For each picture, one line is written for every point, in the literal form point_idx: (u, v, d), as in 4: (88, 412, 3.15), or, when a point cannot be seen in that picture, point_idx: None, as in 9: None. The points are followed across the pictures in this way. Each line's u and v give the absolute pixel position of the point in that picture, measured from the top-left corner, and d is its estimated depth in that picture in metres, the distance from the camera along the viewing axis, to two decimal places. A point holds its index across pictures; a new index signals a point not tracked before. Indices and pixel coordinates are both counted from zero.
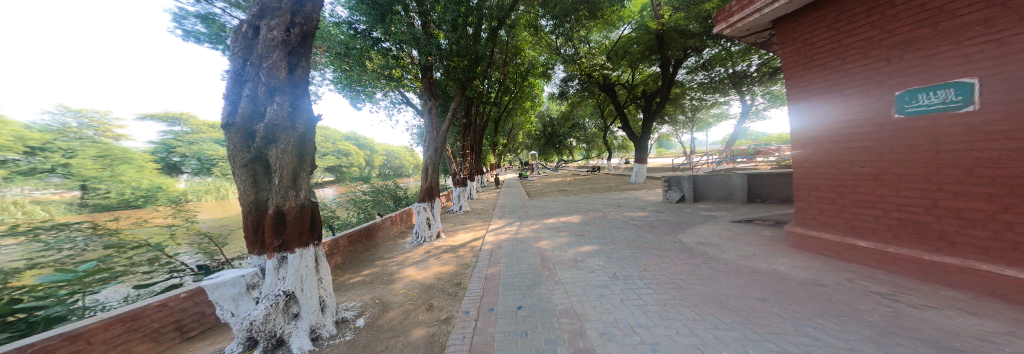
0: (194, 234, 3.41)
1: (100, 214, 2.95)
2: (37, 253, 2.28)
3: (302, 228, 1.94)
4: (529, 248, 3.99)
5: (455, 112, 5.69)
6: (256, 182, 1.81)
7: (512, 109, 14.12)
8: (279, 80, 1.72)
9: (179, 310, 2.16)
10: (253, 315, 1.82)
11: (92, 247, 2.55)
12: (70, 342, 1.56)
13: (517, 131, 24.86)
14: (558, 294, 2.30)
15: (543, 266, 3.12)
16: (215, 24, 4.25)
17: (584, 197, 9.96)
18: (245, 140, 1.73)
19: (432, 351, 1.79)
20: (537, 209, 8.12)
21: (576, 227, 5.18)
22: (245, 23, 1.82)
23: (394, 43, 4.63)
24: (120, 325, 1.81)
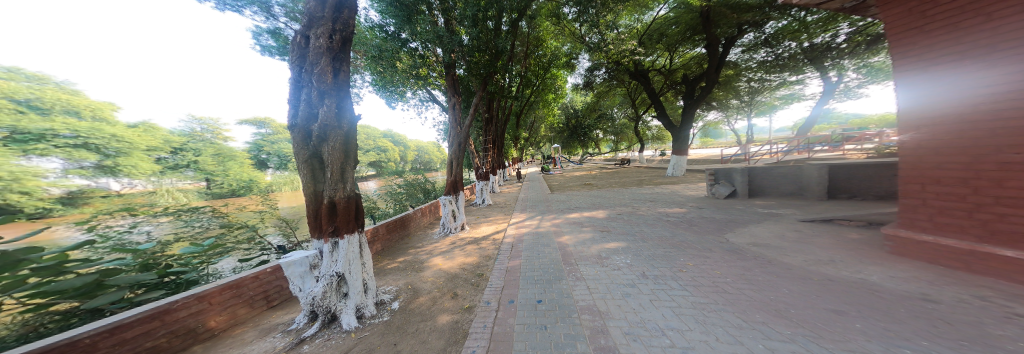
0: (278, 218, 4.13)
1: (217, 200, 3.79)
2: (181, 228, 3.06)
3: (349, 217, 2.24)
4: (552, 244, 3.86)
5: (476, 107, 5.99)
6: (315, 176, 2.14)
7: (535, 102, 14.06)
8: (327, 84, 2.03)
9: (267, 282, 2.69)
10: (315, 291, 2.16)
11: (213, 225, 3.31)
12: (198, 301, 2.09)
13: (539, 124, 24.67)
14: (580, 290, 2.21)
15: (565, 261, 3.02)
16: (281, 37, 5.25)
17: (612, 192, 9.39)
18: (305, 139, 2.09)
19: (456, 337, 1.89)
20: (559, 203, 7.95)
21: (603, 224, 4.90)
22: (299, 35, 2.15)
23: (420, 42, 5.09)
24: (229, 290, 2.33)
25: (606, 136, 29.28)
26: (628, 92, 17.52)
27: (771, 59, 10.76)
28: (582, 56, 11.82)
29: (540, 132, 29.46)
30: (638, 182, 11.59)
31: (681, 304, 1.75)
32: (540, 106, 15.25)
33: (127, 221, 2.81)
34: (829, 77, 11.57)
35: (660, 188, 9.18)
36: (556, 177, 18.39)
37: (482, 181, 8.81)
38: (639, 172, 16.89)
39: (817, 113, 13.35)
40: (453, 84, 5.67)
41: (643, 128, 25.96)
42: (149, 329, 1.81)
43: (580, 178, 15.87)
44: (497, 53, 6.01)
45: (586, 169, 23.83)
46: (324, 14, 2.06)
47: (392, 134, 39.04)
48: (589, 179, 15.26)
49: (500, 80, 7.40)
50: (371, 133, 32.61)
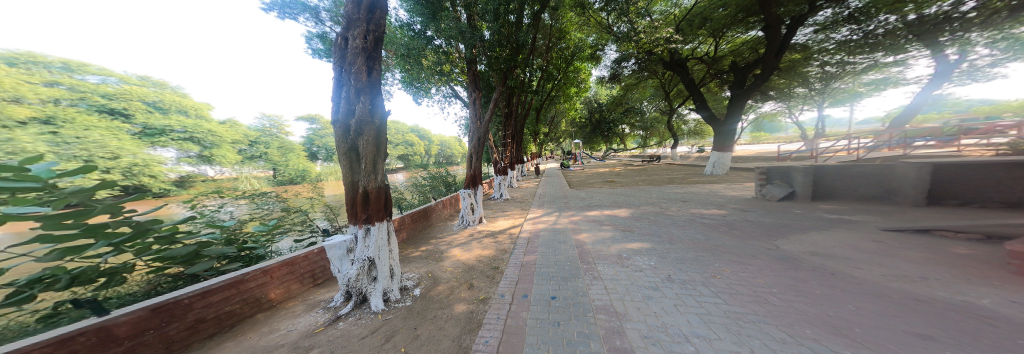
0: (325, 204, 4.67)
1: (280, 187, 4.43)
2: (255, 210, 3.64)
3: (380, 205, 2.45)
4: (573, 243, 3.95)
5: (496, 101, 6.15)
6: (353, 167, 2.38)
7: (557, 96, 13.75)
8: (363, 82, 2.25)
9: (314, 261, 3.06)
10: (351, 273, 2.40)
11: (276, 209, 3.87)
12: (263, 274, 2.47)
13: (560, 119, 24.07)
14: (597, 289, 2.40)
15: (582, 261, 3.20)
16: (327, 40, 6.01)
17: (637, 190, 8.81)
18: (345, 134, 2.34)
19: (472, 325, 2.05)
20: (578, 200, 7.76)
21: (626, 224, 4.64)
22: (340, 38, 2.41)
23: (443, 38, 5.41)
24: (285, 266, 2.71)
25: (634, 131, 27.52)
26: (661, 84, 16.16)
27: (855, 38, 8.97)
28: (610, 47, 11.23)
29: (563, 128, 28.72)
30: (668, 180, 10.71)
31: (709, 311, 1.80)
32: (561, 101, 14.94)
33: (218, 201, 3.43)
34: (944, 55, 9.18)
35: (695, 187, 8.37)
36: (577, 173, 17.92)
37: (500, 175, 8.94)
38: (671, 169, 15.58)
39: (921, 100, 10.75)
40: (474, 79, 5.86)
41: (679, 122, 23.78)
42: (228, 295, 2.20)
43: (604, 175, 15.21)
44: (518, 47, 6.12)
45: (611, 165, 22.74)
46: (360, 16, 2.29)
47: (420, 129, 41.14)
48: (613, 175, 14.56)
49: (521, 75, 7.47)
50: (400, 128, 34.83)
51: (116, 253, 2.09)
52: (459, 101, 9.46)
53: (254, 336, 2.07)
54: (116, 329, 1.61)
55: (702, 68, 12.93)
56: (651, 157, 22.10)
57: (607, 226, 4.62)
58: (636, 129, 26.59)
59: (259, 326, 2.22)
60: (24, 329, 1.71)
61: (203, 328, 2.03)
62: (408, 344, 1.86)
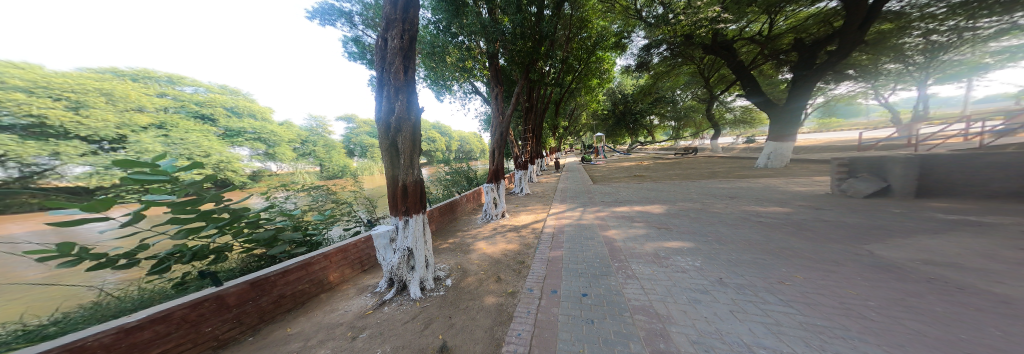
0: (365, 196, 5.04)
1: (329, 182, 4.88)
2: (312, 202, 4.06)
3: (417, 198, 2.60)
4: (601, 239, 3.81)
5: (518, 96, 6.08)
6: (393, 162, 2.54)
7: (578, 88, 13.31)
8: (401, 81, 2.39)
9: (362, 249, 3.32)
10: (393, 261, 2.57)
11: (327, 200, 4.26)
12: (323, 258, 2.76)
13: (580, 113, 23.24)
14: (631, 288, 2.27)
15: (612, 257, 3.09)
16: (361, 43, 6.53)
17: (670, 184, 8.17)
18: (386, 131, 2.50)
19: (503, 318, 2.07)
20: (602, 195, 7.46)
21: (661, 221, 4.30)
22: (378, 39, 2.56)
23: (465, 35, 5.58)
24: (340, 253, 3.00)
25: (664, 122, 25.57)
26: (698, 69, 14.67)
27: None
28: (639, 33, 10.48)
29: (583, 120, 27.70)
30: (706, 174, 9.75)
31: (780, 322, 1.59)
32: (581, 93, 14.46)
33: (283, 194, 3.89)
34: None
35: (742, 181, 7.51)
36: (600, 168, 17.17)
37: (521, 170, 8.92)
38: (709, 163, 14.18)
39: None
40: (496, 74, 5.87)
41: (718, 110, 21.56)
42: (300, 275, 2.51)
43: (631, 169, 14.35)
44: (540, 38, 6.08)
45: (639, 159, 21.48)
46: (397, 16, 2.41)
47: (440, 125, 42.43)
48: (641, 170, 13.69)
49: (542, 66, 7.37)
50: (424, 125, 36.49)
51: (220, 234, 2.50)
52: (479, 97, 9.57)
53: (320, 313, 2.34)
54: (228, 297, 1.95)
55: (750, 49, 11.43)
56: (684, 150, 20.33)
57: (637, 224, 4.33)
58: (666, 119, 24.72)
59: (324, 304, 2.50)
60: (165, 293, 2.14)
61: (284, 303, 2.35)
62: (445, 332, 1.94)
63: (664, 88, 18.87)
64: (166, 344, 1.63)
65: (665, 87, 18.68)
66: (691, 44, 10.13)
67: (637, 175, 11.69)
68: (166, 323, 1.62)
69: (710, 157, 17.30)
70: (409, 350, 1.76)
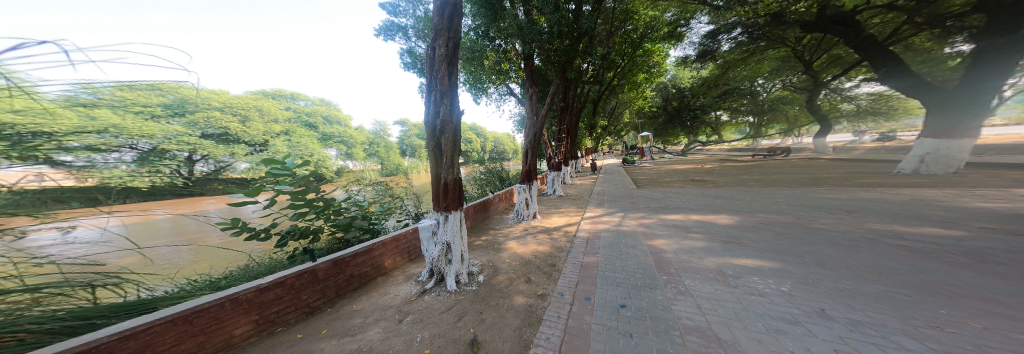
0: (413, 192, 5.54)
1: (390, 178, 5.52)
2: (378, 195, 4.65)
3: (456, 195, 2.77)
4: (645, 248, 3.54)
5: (553, 96, 5.95)
6: (437, 162, 2.75)
7: (621, 85, 12.55)
8: (445, 87, 2.59)
9: (411, 239, 3.66)
10: (432, 253, 2.76)
11: (386, 194, 4.80)
12: (381, 245, 3.13)
13: (623, 110, 21.71)
14: (682, 306, 2.09)
15: (659, 269, 2.86)
16: (413, 54, 7.26)
17: (735, 192, 7.10)
18: (432, 132, 2.72)
19: (531, 319, 2.09)
20: (646, 201, 6.87)
21: (728, 234, 3.79)
22: (427, 47, 2.79)
23: (501, 38, 5.76)
24: (396, 242, 3.36)
25: (737, 118, 21.59)
26: (791, 52, 11.93)
27: None
28: (699, 18, 9.23)
29: (628, 117, 25.75)
30: (787, 183, 8.18)
31: None
32: (624, 89, 13.46)
33: (357, 186, 4.55)
34: None
35: (872, 193, 5.98)
36: (645, 170, 15.73)
37: (554, 171, 8.73)
38: (790, 168, 11.87)
39: None
40: (531, 74, 5.87)
41: (827, 102, 15.71)
42: (365, 258, 2.92)
43: (684, 173, 12.83)
44: (579, 35, 5.91)
45: (694, 161, 19.07)
46: (444, 26, 2.60)
47: (477, 127, 43.90)
48: (698, 174, 12.13)
49: (580, 64, 7.14)
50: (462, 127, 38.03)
51: (318, 219, 3.12)
52: (514, 98, 9.70)
53: (377, 293, 2.68)
54: (318, 272, 2.41)
55: (886, 18, 8.50)
56: (772, 152, 18.02)
57: (691, 235, 3.90)
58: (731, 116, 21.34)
59: (383, 286, 2.86)
60: (282, 264, 2.82)
61: (354, 281, 2.77)
62: (475, 326, 2.03)
63: (741, 77, 15.02)
64: (281, 304, 2.17)
65: (738, 77, 15.06)
66: (781, 22, 8.50)
67: (692, 179, 10.44)
68: (282, 287, 2.15)
69: (791, 161, 14.39)
70: (443, 338, 1.89)
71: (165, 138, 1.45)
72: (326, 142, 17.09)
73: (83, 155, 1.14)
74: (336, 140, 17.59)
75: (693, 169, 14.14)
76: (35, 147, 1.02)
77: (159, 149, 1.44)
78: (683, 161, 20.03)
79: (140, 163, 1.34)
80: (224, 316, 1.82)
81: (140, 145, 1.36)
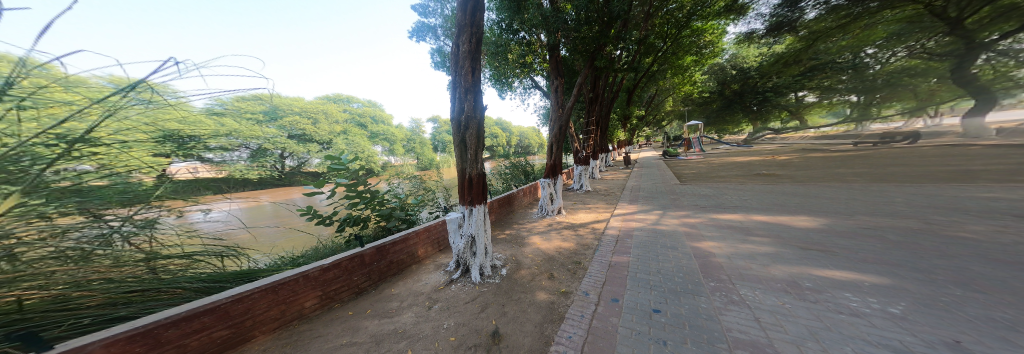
0: (443, 185, 5.79)
1: (426, 172, 5.87)
2: (417, 187, 4.96)
3: (480, 190, 2.82)
4: (686, 251, 3.25)
5: (581, 86, 5.67)
6: (461, 157, 2.81)
7: (660, 71, 11.45)
8: (469, 83, 2.63)
9: (441, 230, 3.84)
10: (457, 245, 2.85)
11: (421, 186, 5.09)
12: (414, 234, 3.32)
13: (664, 97, 19.77)
14: (732, 317, 1.88)
15: (705, 275, 2.59)
16: (442, 53, 7.48)
17: (817, 190, 6.03)
18: (457, 128, 2.78)
19: (553, 316, 2.06)
20: (691, 198, 6.27)
21: (805, 240, 3.29)
22: (452, 44, 2.83)
23: (526, 29, 5.69)
24: (427, 232, 3.56)
25: (826, 102, 14.59)
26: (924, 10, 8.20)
27: None
28: None
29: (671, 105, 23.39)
30: (890, 179, 6.68)
31: None
32: (668, 75, 12.19)
33: (398, 179, 4.92)
34: None
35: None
36: (692, 164, 14.22)
37: (582, 165, 8.41)
38: (885, 161, 9.71)
39: None
40: (556, 66, 5.67)
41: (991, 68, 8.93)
42: (402, 246, 3.13)
43: (741, 167, 11.29)
44: (610, 20, 5.56)
45: (755, 153, 16.61)
46: (466, 21, 2.62)
47: (503, 121, 43.95)
48: (764, 167, 10.56)
49: (612, 51, 6.69)
50: (487, 121, 38.31)
51: (366, 208, 3.43)
52: (540, 91, 9.48)
53: (411, 280, 2.88)
54: (364, 257, 2.67)
55: None
56: (888, 138, 15.21)
57: (750, 238, 3.46)
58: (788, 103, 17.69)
59: (417, 273, 3.05)
60: (337, 248, 3.19)
61: (393, 267, 3.01)
62: (498, 319, 2.06)
63: (830, 50, 10.25)
64: (338, 284, 2.45)
65: (832, 50, 10.28)
66: None
67: (756, 174, 9.11)
68: (339, 268, 2.44)
69: (894, 152, 11.66)
70: (467, 328, 1.96)
71: (263, 140, 2.18)
72: (373, 140, 18.88)
73: (218, 155, 1.90)
74: (380, 137, 19.26)
75: (757, 162, 12.33)
76: (192, 146, 1.72)
77: (259, 149, 2.19)
78: (743, 153, 17.59)
79: (252, 159, 2.14)
80: (297, 291, 2.14)
81: (251, 146, 2.12)
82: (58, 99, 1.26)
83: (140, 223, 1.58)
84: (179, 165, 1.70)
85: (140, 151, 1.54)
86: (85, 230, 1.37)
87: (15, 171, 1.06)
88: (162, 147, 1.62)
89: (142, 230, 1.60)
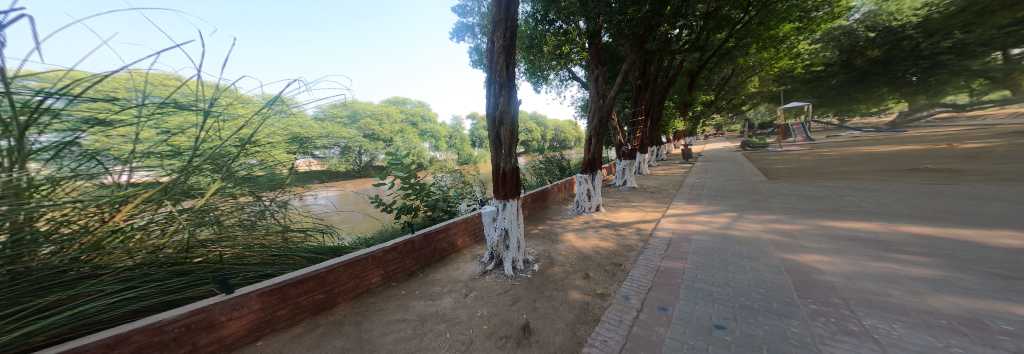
0: (480, 180, 6.02)
1: (466, 167, 6.20)
2: (458, 181, 5.28)
3: (514, 184, 2.85)
4: (772, 263, 2.69)
5: (625, 74, 5.18)
6: (496, 152, 2.85)
7: (739, 46, 9.48)
8: (504, 79, 2.66)
9: (477, 221, 4.01)
10: (491, 238, 2.93)
11: (460, 180, 5.40)
12: (453, 225, 3.53)
13: (739, 76, 16.51)
14: (836, 347, 1.50)
15: (801, 294, 2.11)
16: (479, 52, 7.68)
17: (1016, 196, 4.23)
18: (493, 123, 2.83)
19: (587, 318, 1.96)
20: (787, 200, 5.11)
21: (1000, 265, 2.32)
22: (487, 41, 2.88)
23: (563, 18, 5.43)
24: (466, 223, 3.77)
25: None
26: None
27: None
28: None
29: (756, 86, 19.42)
30: None
31: None
32: (748, 51, 10.12)
33: (442, 173, 5.31)
34: None
35: None
36: (784, 157, 11.62)
37: (626, 160, 7.75)
38: None
39: None
40: (597, 53, 5.28)
41: None
42: (444, 234, 3.39)
43: (873, 161, 8.64)
44: None
45: (896, 142, 12.53)
46: (501, 16, 2.63)
47: (538, 115, 42.61)
48: (921, 161, 7.84)
49: (665, 31, 5.92)
50: (524, 116, 38.19)
51: (415, 199, 3.80)
52: (577, 82, 9.01)
53: (451, 267, 3.10)
54: (414, 242, 2.97)
55: None
56: None
57: (894, 257, 2.62)
58: (933, 97, 16.31)
59: (457, 262, 3.26)
60: (392, 234, 3.61)
61: (437, 254, 3.28)
62: (529, 313, 2.06)
63: None
64: (393, 266, 2.77)
65: None
66: None
67: (906, 172, 6.84)
68: (395, 252, 2.75)
69: None
70: (499, 318, 2.02)
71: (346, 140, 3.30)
72: (421, 137, 20.72)
73: (322, 152, 3.06)
74: (428, 135, 21.03)
75: (913, 154, 9.20)
76: (308, 146, 2.79)
77: (345, 149, 3.37)
78: (873, 142, 13.53)
79: (341, 155, 3.37)
80: (363, 272, 2.49)
81: (339, 145, 3.22)
82: (238, 113, 2.12)
83: (280, 204, 2.48)
84: (301, 160, 2.80)
85: (280, 149, 2.46)
86: (253, 207, 2.24)
87: (221, 164, 1.91)
88: (292, 146, 2.61)
89: (280, 209, 2.48)
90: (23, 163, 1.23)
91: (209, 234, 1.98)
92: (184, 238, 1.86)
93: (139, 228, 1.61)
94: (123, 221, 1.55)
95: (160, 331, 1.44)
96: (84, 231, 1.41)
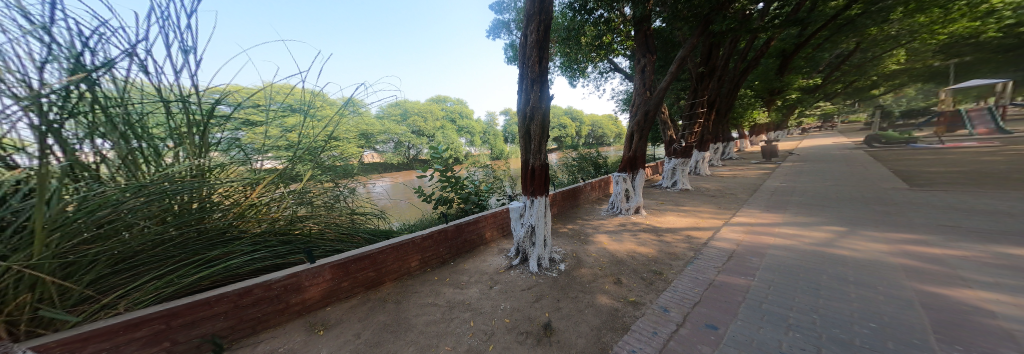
0: (510, 175, 6.10)
1: (498, 163, 6.35)
2: (490, 176, 5.44)
3: (542, 181, 2.81)
4: (897, 295, 2.05)
5: (682, 61, 4.54)
6: (527, 148, 2.83)
7: (863, 12, 7.19)
8: (535, 74, 2.62)
9: (506, 216, 4.09)
10: (519, 233, 2.94)
11: (491, 175, 5.56)
12: (481, 219, 3.65)
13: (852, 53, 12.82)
14: None
15: (942, 338, 1.54)
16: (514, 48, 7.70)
17: None
18: (524, 119, 2.82)
19: (615, 326, 1.83)
20: (930, 218, 3.77)
21: None
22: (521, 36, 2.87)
23: (605, 6, 5.04)
24: (495, 217, 3.89)
25: None
26: None
27: None
28: None
29: (900, 61, 14.30)
30: None
31: None
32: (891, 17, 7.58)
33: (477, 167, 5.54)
34: None
35: None
36: (927, 159, 8.61)
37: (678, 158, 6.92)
38: None
39: None
40: (646, 40, 4.75)
41: None
42: (475, 226, 3.56)
43: None
44: None
45: None
46: (535, 9, 2.57)
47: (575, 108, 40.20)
48: None
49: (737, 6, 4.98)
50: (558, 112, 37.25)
51: (450, 191, 4.07)
52: (620, 74, 8.33)
53: (480, 259, 3.24)
54: (448, 232, 3.19)
55: None
56: None
57: None
58: None
59: (487, 254, 3.37)
60: (430, 222, 3.95)
61: (468, 245, 3.48)
62: (551, 312, 2.04)
63: None
64: (430, 252, 3.03)
65: None
66: None
67: None
68: (432, 239, 3.02)
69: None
70: (521, 314, 2.05)
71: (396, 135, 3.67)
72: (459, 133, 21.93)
73: (380, 145, 3.59)
74: (465, 130, 22.17)
75: None
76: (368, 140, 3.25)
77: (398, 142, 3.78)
78: None
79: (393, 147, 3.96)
80: (406, 255, 2.79)
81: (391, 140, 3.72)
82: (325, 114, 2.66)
83: (347, 190, 2.94)
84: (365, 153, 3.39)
85: (352, 144, 3.01)
86: (331, 192, 2.72)
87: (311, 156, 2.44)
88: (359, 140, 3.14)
89: (349, 193, 2.97)
90: (208, 151, 2.00)
91: (305, 212, 2.49)
92: (291, 213, 2.39)
93: (265, 203, 2.23)
94: (258, 197, 2.19)
95: (269, 288, 1.89)
96: (234, 204, 2.04)
